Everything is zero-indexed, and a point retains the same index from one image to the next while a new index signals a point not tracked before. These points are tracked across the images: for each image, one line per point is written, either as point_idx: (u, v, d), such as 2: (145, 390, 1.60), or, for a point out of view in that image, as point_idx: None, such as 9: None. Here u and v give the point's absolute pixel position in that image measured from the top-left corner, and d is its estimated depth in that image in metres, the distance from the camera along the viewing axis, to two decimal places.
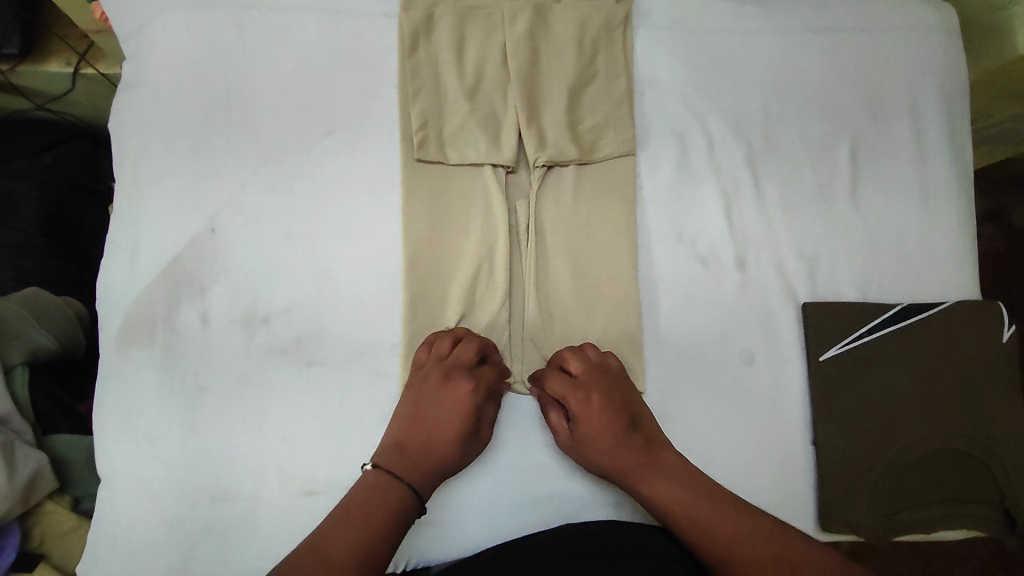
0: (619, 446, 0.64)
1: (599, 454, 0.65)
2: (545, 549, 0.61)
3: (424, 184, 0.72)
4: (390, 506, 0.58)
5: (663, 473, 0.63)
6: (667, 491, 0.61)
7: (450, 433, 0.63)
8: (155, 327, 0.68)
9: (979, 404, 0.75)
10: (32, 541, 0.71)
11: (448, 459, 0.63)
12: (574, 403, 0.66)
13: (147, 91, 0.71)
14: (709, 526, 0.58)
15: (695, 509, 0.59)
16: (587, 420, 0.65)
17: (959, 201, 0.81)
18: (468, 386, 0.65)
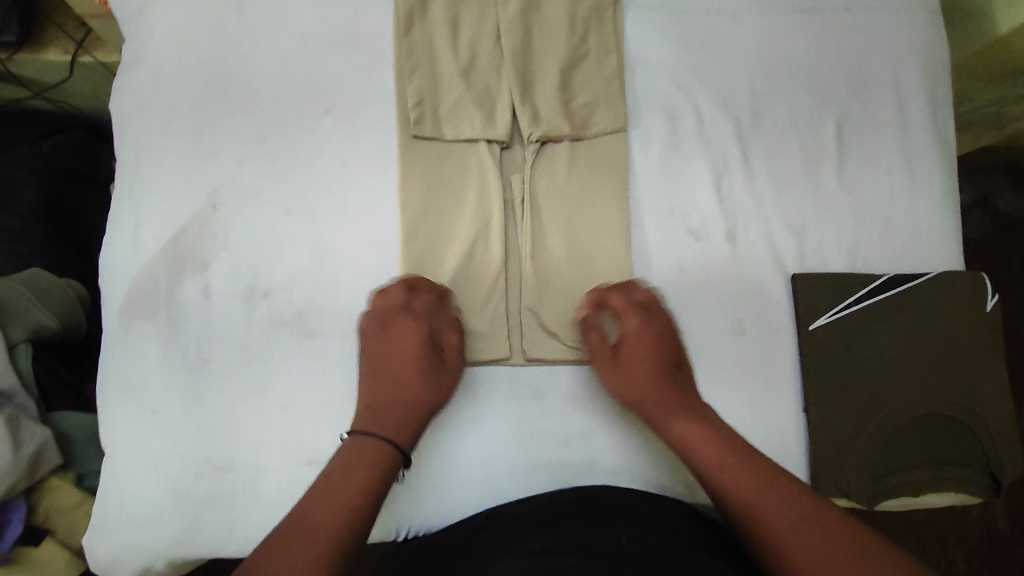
0: (657, 379, 0.70)
1: (635, 384, 0.70)
2: (541, 512, 0.63)
3: (421, 160, 0.74)
4: (372, 468, 0.62)
5: (688, 412, 0.68)
6: (687, 428, 0.66)
7: (409, 379, 0.67)
8: (158, 301, 0.69)
9: (966, 370, 0.76)
10: (38, 515, 0.72)
11: (416, 402, 0.67)
12: (636, 325, 0.71)
13: (148, 71, 0.72)
14: (715, 465, 0.63)
15: (708, 446, 0.64)
16: (636, 351, 0.71)
17: (943, 175, 0.83)
18: (407, 327, 0.68)
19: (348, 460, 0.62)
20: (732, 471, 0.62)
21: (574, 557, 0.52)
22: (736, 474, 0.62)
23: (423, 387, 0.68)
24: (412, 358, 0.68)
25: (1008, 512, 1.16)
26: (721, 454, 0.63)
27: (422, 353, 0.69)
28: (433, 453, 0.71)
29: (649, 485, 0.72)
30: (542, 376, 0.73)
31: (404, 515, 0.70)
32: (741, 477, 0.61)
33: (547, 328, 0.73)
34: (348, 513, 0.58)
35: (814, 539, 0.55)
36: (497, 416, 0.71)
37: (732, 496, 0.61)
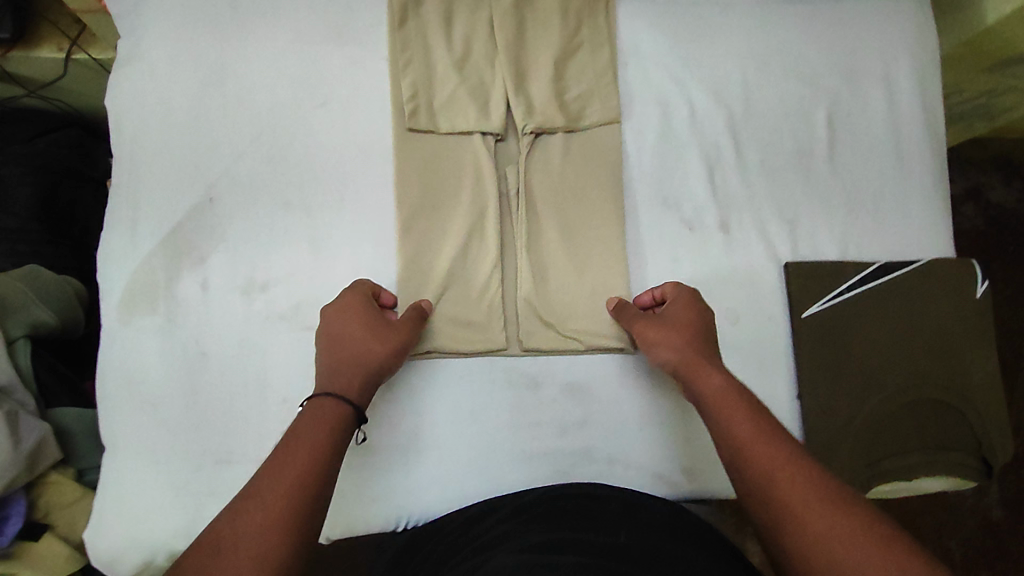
0: (692, 339, 0.66)
1: (671, 337, 0.66)
2: (538, 509, 0.62)
3: (416, 152, 0.74)
4: (330, 426, 0.56)
5: (717, 367, 0.63)
6: (714, 382, 0.62)
7: (359, 336, 0.64)
8: (157, 295, 0.69)
9: (956, 356, 0.78)
10: (37, 511, 0.73)
11: (365, 354, 0.63)
12: (684, 297, 0.70)
13: (143, 67, 0.73)
14: (732, 420, 0.58)
15: (732, 401, 0.60)
16: (677, 313, 0.69)
17: (933, 163, 0.84)
18: (356, 299, 0.66)
19: (306, 421, 0.56)
20: (746, 429, 0.57)
21: (573, 553, 0.52)
22: (750, 429, 0.57)
23: (372, 339, 0.63)
24: (360, 317, 0.65)
25: (1003, 503, 1.17)
26: (745, 411, 0.58)
27: (370, 313, 0.65)
28: (430, 443, 0.71)
29: (647, 472, 0.73)
30: (538, 366, 0.74)
31: (403, 505, 0.70)
32: (756, 436, 0.56)
33: (543, 318, 0.74)
34: (309, 479, 0.51)
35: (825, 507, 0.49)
36: (495, 406, 0.72)
37: (744, 451, 0.55)
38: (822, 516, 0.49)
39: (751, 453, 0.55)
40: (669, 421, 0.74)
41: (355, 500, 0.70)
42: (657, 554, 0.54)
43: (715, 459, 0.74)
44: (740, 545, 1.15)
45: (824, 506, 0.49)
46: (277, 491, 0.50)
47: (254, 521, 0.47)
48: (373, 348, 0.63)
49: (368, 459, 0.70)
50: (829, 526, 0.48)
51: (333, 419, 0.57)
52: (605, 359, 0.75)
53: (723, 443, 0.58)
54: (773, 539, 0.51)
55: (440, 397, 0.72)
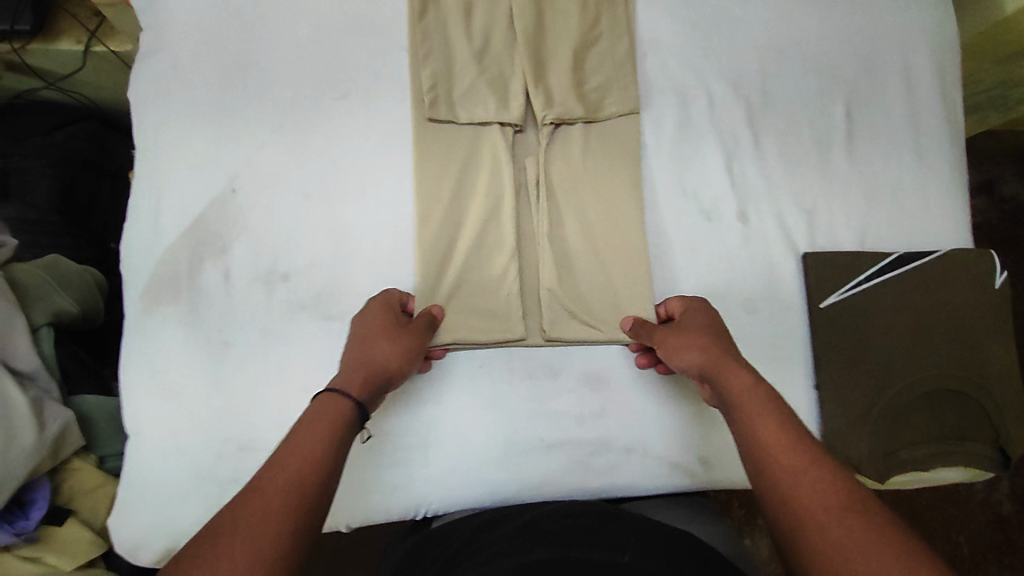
0: (712, 339, 0.64)
1: (694, 340, 0.65)
2: (547, 526, 0.61)
3: (435, 142, 0.74)
4: (331, 420, 0.54)
5: (744, 367, 0.61)
6: (741, 380, 0.59)
7: (376, 337, 0.63)
8: (180, 285, 0.70)
9: (974, 347, 0.78)
10: (61, 496, 0.73)
11: (376, 354, 0.62)
12: (699, 308, 0.70)
13: (166, 58, 0.73)
14: (756, 421, 0.55)
15: (758, 401, 0.57)
16: (693, 320, 0.68)
17: (951, 154, 0.83)
18: (380, 305, 0.67)
19: (316, 412, 0.54)
20: (773, 429, 0.54)
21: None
22: (774, 432, 0.54)
23: (383, 340, 0.63)
24: (377, 320, 0.65)
25: (1013, 498, 1.17)
26: (774, 411, 0.56)
27: (388, 318, 0.65)
28: (449, 433, 0.72)
29: (664, 462, 0.74)
30: (557, 356, 0.74)
31: (422, 493, 0.71)
32: (780, 439, 0.53)
33: (565, 307, 0.74)
34: (306, 473, 0.49)
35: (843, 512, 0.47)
36: (512, 396, 0.73)
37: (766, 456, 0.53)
38: (844, 526, 0.46)
39: (772, 454, 0.53)
40: (685, 411, 0.75)
41: (374, 490, 0.70)
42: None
43: (730, 448, 0.75)
44: (750, 538, 1.16)
45: (848, 512, 0.47)
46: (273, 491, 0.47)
47: (245, 515, 0.45)
48: (384, 348, 0.62)
49: (387, 449, 0.71)
50: (846, 533, 0.46)
51: (340, 413, 0.55)
52: (623, 350, 0.75)
53: (745, 444, 0.55)
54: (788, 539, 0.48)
55: (459, 386, 0.72)
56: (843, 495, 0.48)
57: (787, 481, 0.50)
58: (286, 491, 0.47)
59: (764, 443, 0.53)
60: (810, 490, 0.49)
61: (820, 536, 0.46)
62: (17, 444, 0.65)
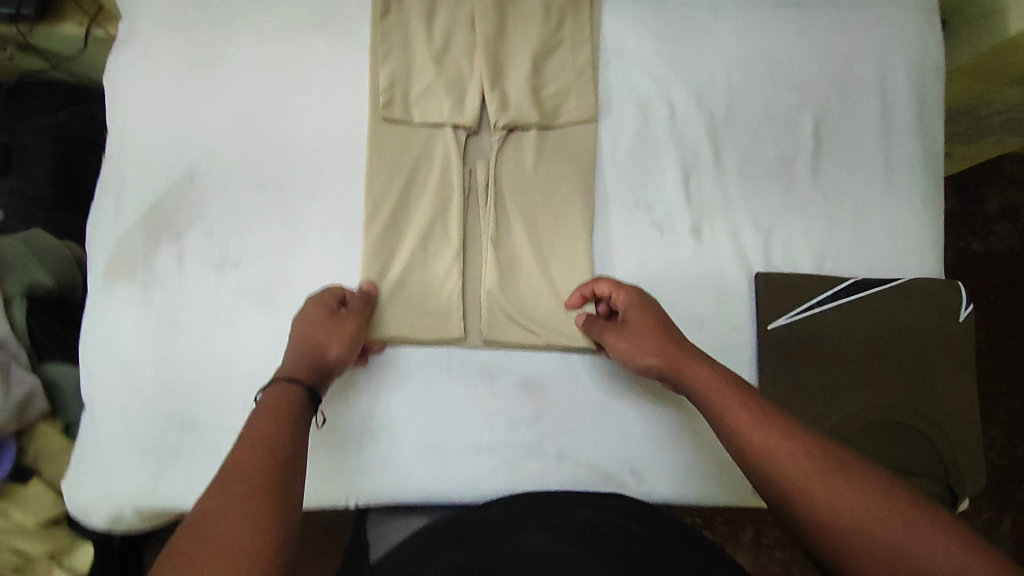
0: (662, 338, 0.67)
1: (645, 344, 0.67)
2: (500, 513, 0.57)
3: (388, 142, 0.76)
4: (287, 410, 0.57)
5: (698, 358, 0.64)
6: (700, 373, 0.62)
7: (315, 327, 0.67)
8: (136, 266, 0.73)
9: (928, 379, 0.76)
10: (27, 456, 0.79)
11: (317, 346, 0.66)
12: (628, 303, 0.70)
13: (136, 48, 0.76)
14: (726, 408, 0.58)
15: (721, 387, 0.60)
16: (634, 317, 0.69)
17: (924, 178, 0.80)
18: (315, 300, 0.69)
19: (269, 408, 0.57)
20: (747, 416, 0.56)
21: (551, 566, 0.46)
22: (747, 415, 0.56)
23: (325, 331, 0.67)
24: (315, 316, 0.68)
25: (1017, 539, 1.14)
26: (733, 393, 0.59)
27: (326, 310, 0.69)
28: (386, 426, 0.74)
29: (596, 471, 0.74)
30: (496, 358, 0.75)
31: (354, 484, 0.73)
32: (754, 419, 0.55)
33: (503, 310, 0.75)
34: (281, 461, 0.51)
35: (828, 478, 0.50)
36: (451, 394, 0.74)
37: (745, 437, 0.55)
38: (835, 484, 0.49)
39: (753, 435, 0.55)
40: (622, 423, 0.75)
41: (315, 478, 0.73)
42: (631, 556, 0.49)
43: (661, 462, 0.75)
44: (730, 553, 1.16)
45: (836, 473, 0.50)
46: (252, 478, 0.48)
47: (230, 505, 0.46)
48: (325, 340, 0.66)
49: (326, 422, 0.73)
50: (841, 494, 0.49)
51: (291, 402, 0.58)
52: (562, 357, 0.76)
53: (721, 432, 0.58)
54: (782, 507, 0.51)
55: (399, 379, 0.74)
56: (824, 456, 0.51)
57: (766, 456, 0.53)
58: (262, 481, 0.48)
59: (736, 427, 0.56)
60: (796, 465, 0.51)
61: (807, 503, 0.49)
62: None
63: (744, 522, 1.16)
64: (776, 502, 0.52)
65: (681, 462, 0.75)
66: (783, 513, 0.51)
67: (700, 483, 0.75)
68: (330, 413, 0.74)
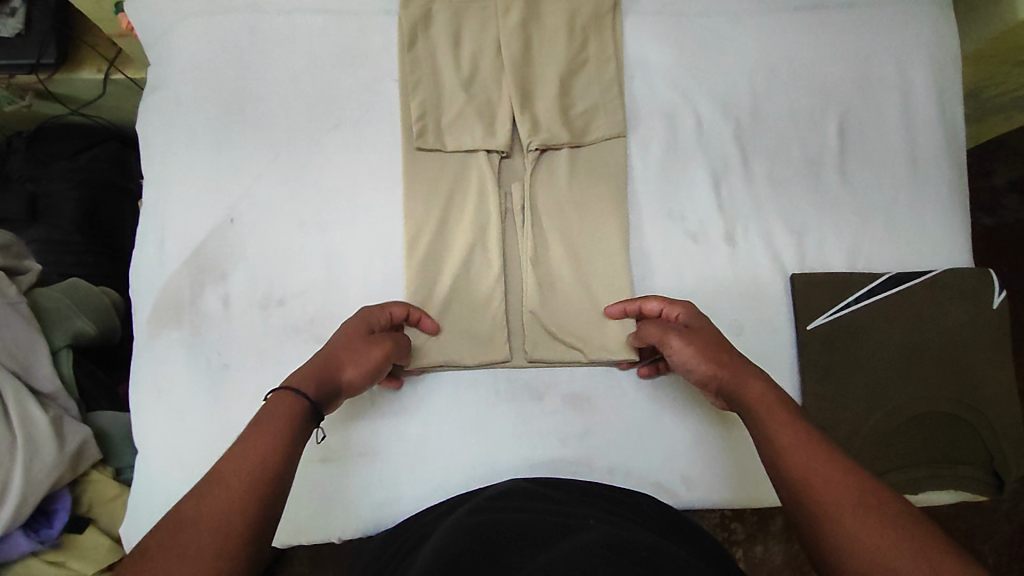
0: (724, 351, 0.64)
1: (705, 352, 0.64)
2: (503, 510, 0.57)
3: (425, 171, 0.77)
4: (292, 423, 0.53)
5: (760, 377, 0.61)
6: (756, 390, 0.60)
7: (353, 349, 0.64)
8: (182, 310, 0.74)
9: (968, 369, 0.77)
10: (82, 505, 0.79)
11: (335, 365, 0.62)
12: (686, 317, 0.69)
13: (169, 94, 0.77)
14: (773, 428, 0.55)
15: (773, 403, 0.58)
16: (699, 329, 0.67)
17: (949, 171, 0.82)
18: (368, 315, 0.68)
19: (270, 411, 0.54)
20: (791, 435, 0.54)
21: (548, 554, 0.47)
22: (791, 437, 0.54)
23: (346, 351, 0.63)
24: (348, 334, 0.65)
25: None
26: (788, 411, 0.56)
27: (362, 329, 0.66)
28: (435, 451, 0.74)
29: (648, 481, 0.75)
30: (543, 377, 0.76)
31: (408, 510, 0.73)
32: (797, 444, 0.53)
33: (546, 329, 0.76)
34: (272, 478, 0.49)
35: (852, 505, 0.47)
36: (498, 415, 0.75)
37: (784, 456, 0.53)
38: (862, 515, 0.47)
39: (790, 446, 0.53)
40: (672, 431, 0.76)
41: (363, 505, 0.73)
42: (657, 551, 0.50)
43: (711, 468, 0.76)
44: (763, 544, 1.17)
45: (862, 504, 0.47)
46: (233, 492, 0.47)
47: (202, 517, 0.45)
48: (344, 361, 0.63)
49: (326, 439, 0.73)
50: (866, 527, 0.46)
51: (294, 414, 0.54)
52: (608, 371, 0.77)
53: (763, 452, 0.55)
54: (808, 536, 0.49)
55: (446, 404, 0.75)
56: (854, 488, 0.49)
57: (796, 467, 0.51)
58: (243, 494, 0.47)
59: (778, 449, 0.54)
60: (828, 492, 0.49)
61: (834, 529, 0.47)
62: (37, 458, 0.70)
63: (774, 511, 1.17)
64: (803, 530, 0.49)
65: (729, 465, 0.76)
66: (807, 541, 0.49)
67: (748, 487, 0.76)
68: (330, 430, 0.74)
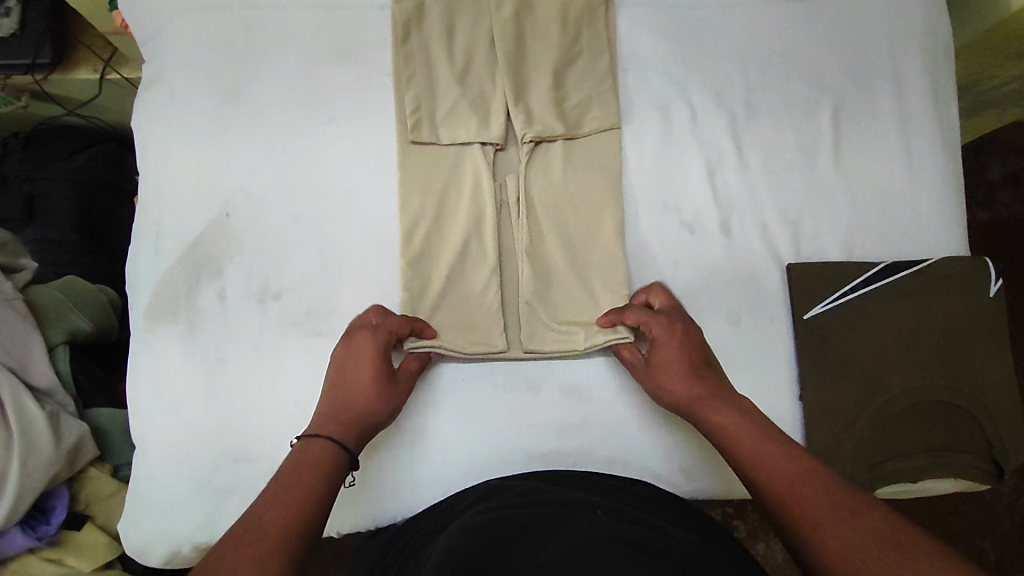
0: (689, 377, 0.67)
1: (672, 381, 0.67)
2: (508, 507, 0.57)
3: (419, 163, 0.77)
4: (318, 467, 0.59)
5: (726, 400, 0.65)
6: (726, 414, 0.64)
7: (362, 383, 0.66)
8: (178, 305, 0.74)
9: (965, 356, 0.77)
10: (79, 503, 0.79)
11: (343, 402, 0.66)
12: (658, 328, 0.69)
13: (164, 89, 0.77)
14: (748, 444, 0.60)
15: (743, 429, 0.62)
16: (669, 353, 0.68)
17: (940, 160, 0.82)
18: (371, 337, 0.68)
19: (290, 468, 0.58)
20: (776, 452, 0.58)
21: (555, 546, 0.46)
22: (772, 451, 0.58)
23: (341, 382, 0.67)
24: (347, 362, 0.67)
25: None
26: (756, 435, 0.61)
27: (373, 352, 0.67)
28: (434, 444, 0.74)
29: (645, 471, 0.75)
30: (540, 369, 0.76)
31: (407, 502, 0.73)
32: (774, 459, 0.58)
33: (543, 320, 0.76)
34: (297, 522, 0.53)
35: (843, 515, 0.51)
36: (495, 407, 0.75)
37: (766, 471, 0.57)
38: (854, 522, 0.50)
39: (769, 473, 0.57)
40: (672, 423, 0.76)
41: (364, 502, 0.73)
42: (666, 541, 0.49)
43: (709, 458, 0.76)
44: (766, 542, 1.16)
45: (851, 512, 0.51)
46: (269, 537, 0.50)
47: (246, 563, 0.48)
48: (349, 393, 0.66)
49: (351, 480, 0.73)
50: (861, 533, 0.49)
51: (327, 460, 0.60)
52: (604, 363, 0.77)
53: (746, 466, 0.59)
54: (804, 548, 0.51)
55: (444, 398, 0.74)
56: (841, 496, 0.52)
57: (777, 490, 0.55)
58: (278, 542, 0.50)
59: (761, 465, 0.58)
60: (818, 503, 0.52)
61: (829, 537, 0.50)
62: (34, 454, 0.70)
63: None
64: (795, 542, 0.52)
65: None
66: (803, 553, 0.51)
67: None
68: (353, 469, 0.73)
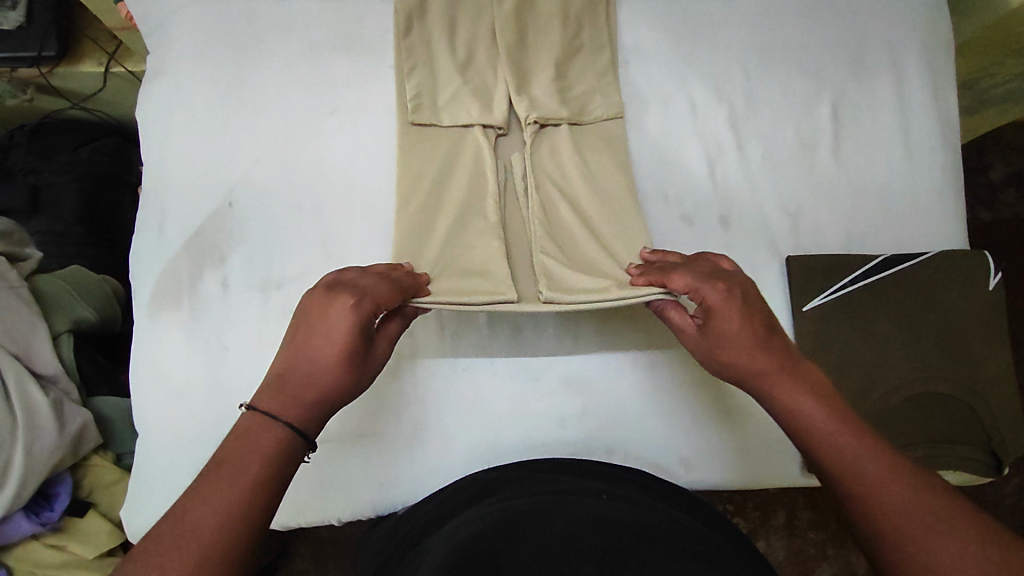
0: (756, 350, 0.61)
1: (735, 353, 0.61)
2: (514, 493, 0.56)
3: (417, 144, 0.77)
4: (272, 455, 0.52)
5: (800, 379, 0.59)
6: (803, 399, 0.58)
7: (330, 352, 0.58)
8: (181, 293, 0.75)
9: (965, 348, 0.77)
10: (82, 489, 0.80)
11: (307, 364, 0.58)
12: (713, 294, 0.62)
13: (169, 81, 0.78)
14: (825, 438, 0.55)
15: (821, 420, 0.56)
16: (730, 322, 0.61)
17: (940, 154, 0.83)
18: (349, 300, 0.59)
19: (230, 445, 0.52)
20: (855, 448, 0.53)
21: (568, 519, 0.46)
22: (854, 445, 0.54)
23: (308, 342, 0.59)
24: (315, 317, 0.59)
25: None
26: (836, 426, 0.55)
27: (347, 318, 0.59)
28: (435, 432, 0.74)
29: (643, 461, 0.75)
30: (541, 359, 0.76)
31: (408, 490, 0.74)
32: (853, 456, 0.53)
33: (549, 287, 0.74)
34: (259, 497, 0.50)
35: (935, 525, 0.48)
36: (495, 396, 0.75)
37: (846, 472, 0.53)
38: (948, 532, 0.47)
39: (847, 469, 0.53)
40: (671, 413, 0.76)
41: (364, 489, 0.74)
42: (675, 525, 0.49)
43: (708, 449, 0.76)
44: (765, 540, 1.16)
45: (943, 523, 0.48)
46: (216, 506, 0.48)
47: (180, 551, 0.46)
48: (312, 356, 0.58)
49: (351, 467, 0.74)
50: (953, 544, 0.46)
51: (287, 444, 0.54)
52: (602, 355, 0.77)
53: (820, 463, 0.55)
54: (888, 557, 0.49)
55: (445, 386, 0.75)
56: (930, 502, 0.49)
57: (857, 492, 0.52)
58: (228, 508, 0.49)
59: (844, 466, 0.53)
60: (907, 509, 0.49)
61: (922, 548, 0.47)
62: (38, 440, 0.71)
63: (775, 506, 1.17)
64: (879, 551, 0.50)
65: (726, 443, 0.76)
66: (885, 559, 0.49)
67: (747, 466, 0.76)
68: (353, 457, 0.74)
